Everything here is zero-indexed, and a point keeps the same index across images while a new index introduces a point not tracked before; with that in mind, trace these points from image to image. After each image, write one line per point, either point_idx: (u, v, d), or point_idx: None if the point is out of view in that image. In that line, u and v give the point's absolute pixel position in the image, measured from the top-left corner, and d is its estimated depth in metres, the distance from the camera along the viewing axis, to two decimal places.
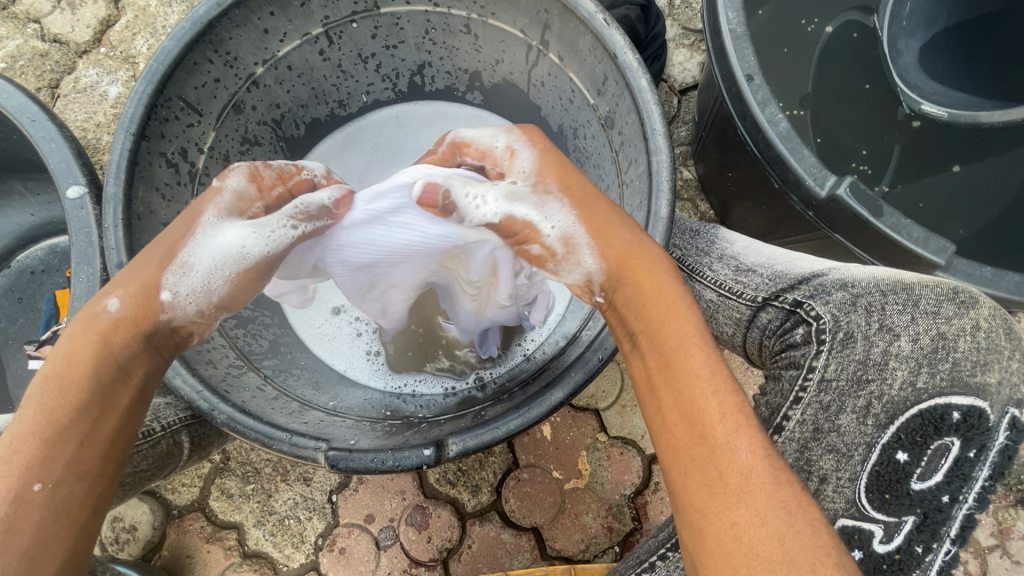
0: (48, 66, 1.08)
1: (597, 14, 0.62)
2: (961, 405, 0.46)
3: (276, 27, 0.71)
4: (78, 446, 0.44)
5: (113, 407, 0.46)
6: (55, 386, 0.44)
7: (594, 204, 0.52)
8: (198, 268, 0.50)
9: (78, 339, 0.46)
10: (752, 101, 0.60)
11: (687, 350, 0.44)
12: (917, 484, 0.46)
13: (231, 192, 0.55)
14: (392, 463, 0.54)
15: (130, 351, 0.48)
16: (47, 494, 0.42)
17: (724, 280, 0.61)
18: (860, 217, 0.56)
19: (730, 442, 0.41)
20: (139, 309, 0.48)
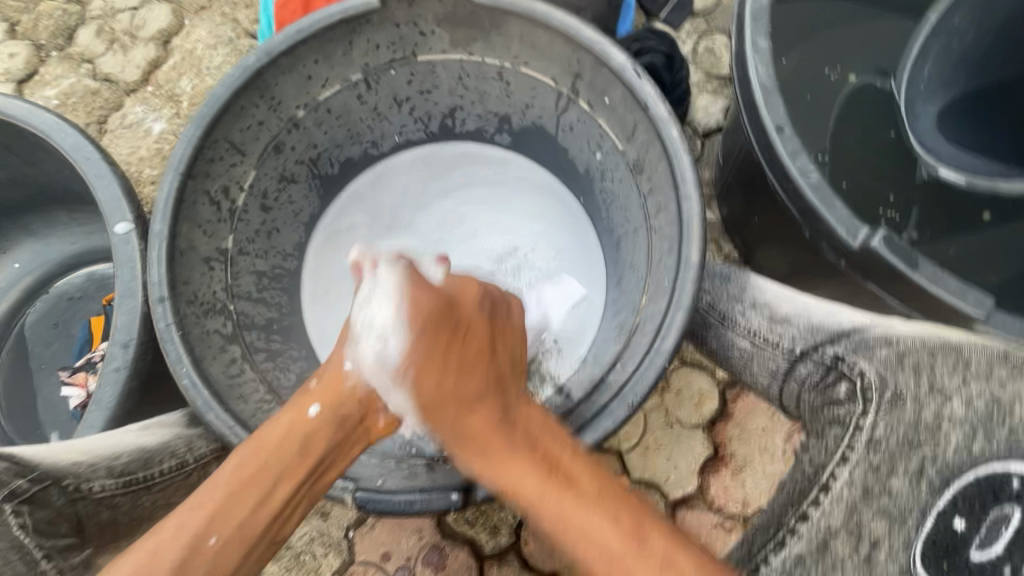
0: (97, 103, 1.14)
1: (628, 67, 0.64)
2: (1021, 471, 0.43)
3: (319, 73, 0.74)
4: (254, 508, 0.51)
5: (291, 478, 0.53)
6: (253, 452, 0.53)
7: (440, 370, 0.57)
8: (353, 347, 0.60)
9: (283, 415, 0.56)
10: (783, 151, 0.61)
11: (510, 469, 0.51)
12: (976, 553, 0.43)
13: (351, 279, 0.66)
14: (419, 505, 0.55)
15: (317, 431, 0.56)
16: (218, 548, 0.49)
17: (758, 329, 0.60)
18: (895, 269, 0.56)
19: (585, 521, 0.47)
20: (330, 389, 0.58)
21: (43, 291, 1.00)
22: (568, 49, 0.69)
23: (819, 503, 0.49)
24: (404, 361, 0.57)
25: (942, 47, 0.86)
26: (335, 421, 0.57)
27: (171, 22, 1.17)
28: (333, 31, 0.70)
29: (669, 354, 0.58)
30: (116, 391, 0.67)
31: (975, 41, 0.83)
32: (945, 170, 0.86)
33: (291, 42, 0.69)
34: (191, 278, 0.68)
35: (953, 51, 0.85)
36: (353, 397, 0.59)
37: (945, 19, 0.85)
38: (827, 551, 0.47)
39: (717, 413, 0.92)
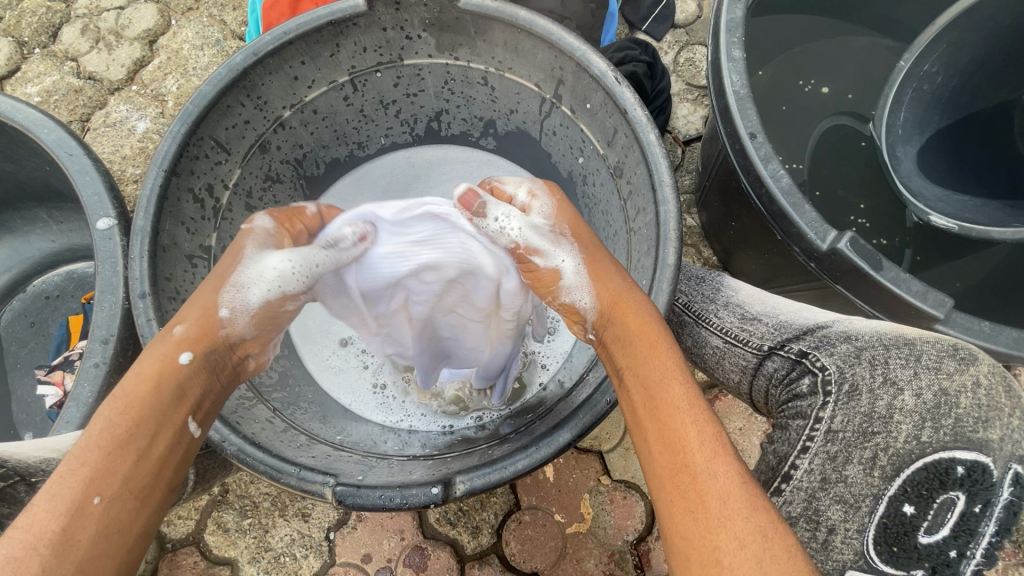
0: (80, 101, 1.13)
1: (608, 73, 0.66)
2: (965, 460, 0.44)
3: (306, 74, 0.75)
4: (135, 462, 0.46)
5: (169, 424, 0.49)
6: (121, 408, 0.47)
7: (599, 257, 0.60)
8: (249, 287, 0.57)
9: (147, 363, 0.51)
10: (756, 157, 0.63)
11: (644, 356, 0.51)
12: (924, 537, 0.45)
13: (261, 231, 0.61)
14: (399, 500, 0.55)
15: (192, 373, 0.52)
16: (106, 506, 0.43)
17: (731, 327, 0.64)
18: (859, 269, 0.59)
19: (708, 469, 0.43)
20: (201, 330, 0.54)
21: (20, 290, 0.99)
22: (551, 56, 0.71)
23: (782, 491, 0.50)
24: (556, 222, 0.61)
25: (914, 90, 0.87)
26: (211, 365, 0.54)
27: (157, 23, 1.17)
28: (321, 33, 0.71)
29: None
30: (95, 388, 0.66)
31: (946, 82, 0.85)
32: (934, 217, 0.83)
33: (278, 43, 0.69)
34: (173, 274, 0.68)
35: (927, 92, 0.86)
36: (231, 341, 0.56)
37: (916, 64, 0.85)
38: None
39: None
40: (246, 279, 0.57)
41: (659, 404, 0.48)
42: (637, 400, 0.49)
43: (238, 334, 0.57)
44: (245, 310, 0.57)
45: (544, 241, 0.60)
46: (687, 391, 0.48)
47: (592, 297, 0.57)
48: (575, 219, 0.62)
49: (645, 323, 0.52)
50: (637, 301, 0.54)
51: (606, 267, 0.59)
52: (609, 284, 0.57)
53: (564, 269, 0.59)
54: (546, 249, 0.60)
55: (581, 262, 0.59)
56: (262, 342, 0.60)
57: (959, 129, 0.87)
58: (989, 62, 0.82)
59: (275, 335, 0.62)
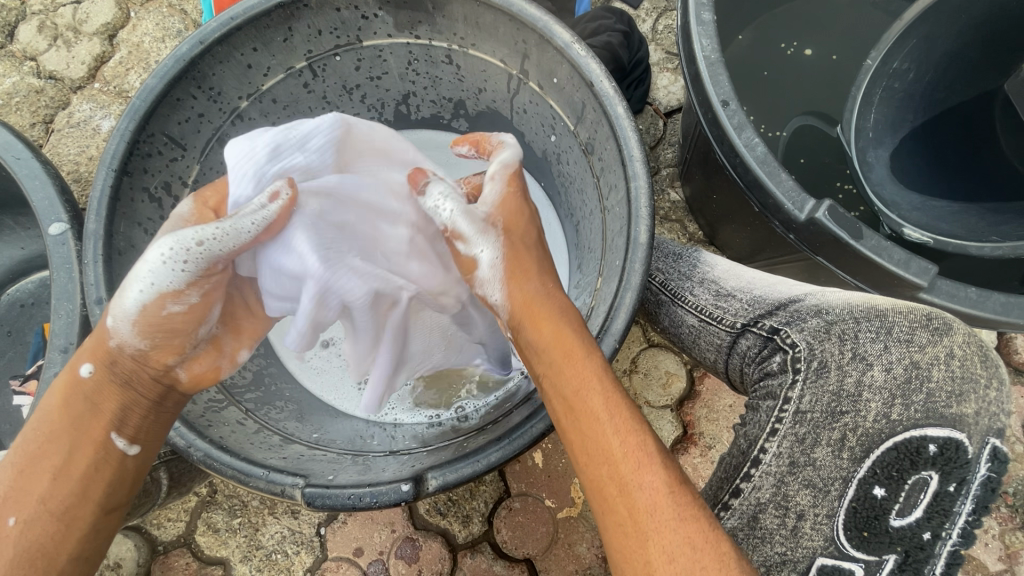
0: (42, 102, 1.10)
1: (573, 44, 0.63)
2: (937, 438, 0.45)
3: (259, 62, 0.72)
4: (50, 483, 0.50)
5: (82, 443, 0.51)
6: (38, 425, 0.52)
7: (526, 252, 0.58)
8: (127, 287, 0.51)
9: (61, 377, 0.54)
10: (728, 126, 0.60)
11: (570, 375, 0.50)
12: (896, 521, 0.45)
13: (177, 216, 0.56)
14: (369, 499, 0.54)
15: (99, 387, 0.53)
16: (20, 528, 0.49)
17: (705, 305, 0.62)
18: (838, 239, 0.56)
19: (636, 481, 0.45)
20: (97, 337, 0.53)
21: None
22: (512, 29, 0.68)
23: (751, 477, 0.47)
24: (495, 211, 0.58)
25: (884, 89, 0.82)
26: (114, 375, 0.53)
27: (116, 16, 1.13)
28: (271, 17, 0.68)
29: (619, 334, 0.57)
30: None
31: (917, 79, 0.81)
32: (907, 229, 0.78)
33: (226, 29, 0.66)
34: (132, 277, 0.65)
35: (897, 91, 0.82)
36: (127, 355, 0.53)
37: (885, 62, 0.80)
38: (756, 525, 0.46)
39: (684, 393, 0.92)
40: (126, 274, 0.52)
41: (580, 414, 0.48)
42: (562, 411, 0.50)
43: (129, 346, 0.53)
44: (125, 319, 0.52)
45: (471, 230, 0.57)
46: (610, 398, 0.48)
47: (504, 297, 0.56)
48: (517, 210, 0.59)
49: (560, 332, 0.52)
50: (552, 305, 0.54)
51: (530, 265, 0.57)
52: (528, 290, 0.55)
53: (482, 260, 0.57)
54: (469, 236, 0.57)
55: (501, 257, 0.57)
56: (172, 349, 0.54)
57: (930, 126, 0.85)
58: (965, 55, 0.80)
59: (191, 338, 0.55)
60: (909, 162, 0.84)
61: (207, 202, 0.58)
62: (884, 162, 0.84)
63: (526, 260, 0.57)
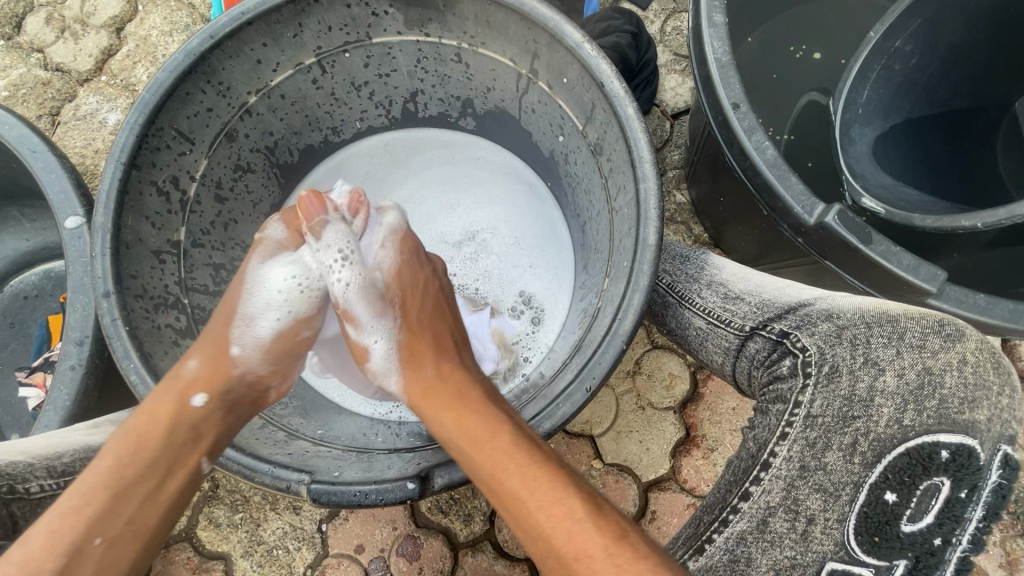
0: (49, 94, 1.09)
1: (584, 44, 0.63)
2: (950, 444, 0.45)
3: (269, 57, 0.72)
4: (143, 499, 0.51)
5: (180, 464, 0.55)
6: (132, 444, 0.53)
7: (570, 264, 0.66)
8: (256, 319, 0.65)
9: (161, 402, 0.56)
10: (739, 128, 0.60)
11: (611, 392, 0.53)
12: (907, 526, 0.45)
13: (273, 242, 0.67)
14: (375, 497, 0.54)
15: (207, 412, 0.58)
16: (107, 546, 0.48)
17: (713, 308, 0.62)
18: (848, 243, 0.56)
19: (556, 535, 0.46)
20: (214, 367, 0.61)
21: None
22: (523, 29, 0.67)
23: (761, 480, 0.48)
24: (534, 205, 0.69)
25: (883, 67, 0.79)
26: (224, 401, 0.60)
27: (124, 9, 1.12)
28: (281, 13, 0.68)
29: (627, 336, 0.57)
30: (67, 391, 0.67)
31: (919, 66, 0.79)
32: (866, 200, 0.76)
33: (237, 24, 0.66)
34: (139, 271, 0.65)
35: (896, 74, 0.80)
36: (247, 380, 0.63)
37: (888, 37, 0.76)
38: (766, 528, 0.46)
39: (688, 395, 0.92)
40: (254, 310, 0.65)
41: None
42: None
43: (251, 372, 0.64)
44: (256, 341, 0.64)
45: (365, 311, 0.66)
46: None
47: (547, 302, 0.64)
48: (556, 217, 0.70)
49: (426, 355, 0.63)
50: (594, 323, 0.59)
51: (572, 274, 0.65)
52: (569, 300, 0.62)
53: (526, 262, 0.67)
54: None
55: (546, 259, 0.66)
56: (282, 373, 0.67)
57: (927, 123, 0.85)
58: (977, 56, 0.79)
59: (295, 366, 0.69)
60: (906, 160, 0.85)
61: (297, 224, 0.68)
62: (866, 140, 0.84)
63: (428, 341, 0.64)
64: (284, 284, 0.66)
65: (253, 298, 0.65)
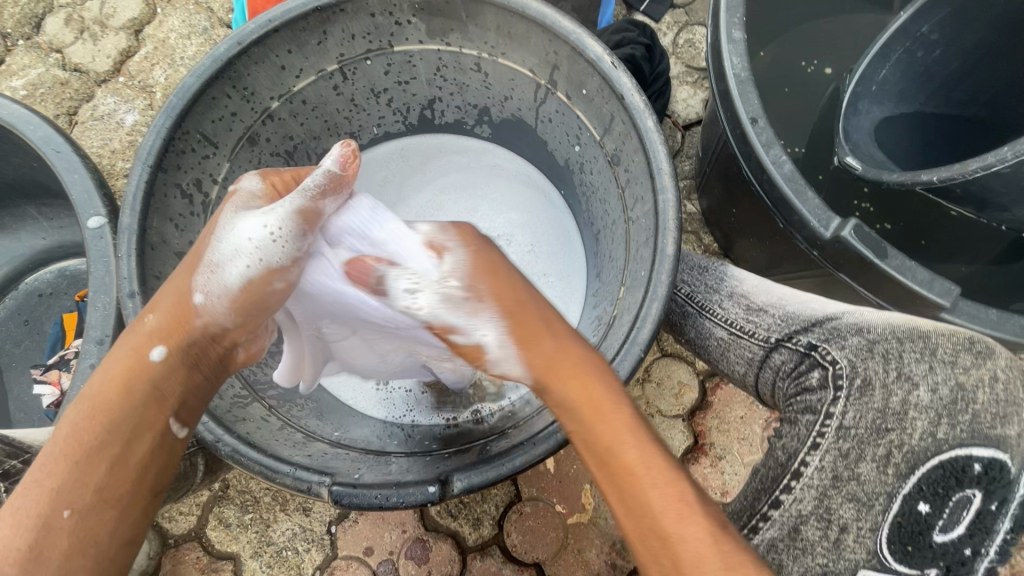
0: (67, 94, 1.11)
1: (605, 57, 0.64)
2: (982, 457, 0.45)
3: (293, 63, 0.73)
4: (109, 466, 0.48)
5: (144, 430, 0.50)
6: (88, 412, 0.49)
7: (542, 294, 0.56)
8: (225, 269, 0.54)
9: (120, 360, 0.51)
10: (757, 142, 0.61)
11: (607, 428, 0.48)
12: (939, 536, 0.45)
13: (245, 194, 0.59)
14: (396, 499, 0.55)
15: (170, 371, 0.52)
16: (75, 517, 0.46)
17: (736, 319, 0.65)
18: (863, 257, 0.57)
19: (678, 531, 0.43)
20: (173, 323, 0.53)
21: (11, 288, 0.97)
22: (544, 40, 0.69)
23: (791, 489, 0.50)
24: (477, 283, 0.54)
25: (905, 50, 0.79)
26: (186, 358, 0.53)
27: (143, 11, 1.14)
28: (306, 21, 0.69)
29: (645, 344, 0.58)
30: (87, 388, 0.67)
31: (941, 59, 0.78)
32: (849, 157, 0.77)
33: (263, 31, 0.67)
34: (162, 272, 0.66)
35: (918, 63, 0.80)
36: (211, 335, 0.55)
37: (915, 21, 0.76)
38: (798, 536, 0.48)
39: (696, 403, 0.93)
40: (221, 257, 0.54)
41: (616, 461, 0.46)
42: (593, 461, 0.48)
43: (214, 325, 0.54)
44: (223, 291, 0.54)
45: (459, 285, 0.56)
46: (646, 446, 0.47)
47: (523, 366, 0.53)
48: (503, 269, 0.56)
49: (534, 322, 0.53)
50: (576, 358, 0.51)
51: (542, 324, 0.53)
52: (541, 349, 0.52)
53: (487, 343, 0.53)
54: (459, 323, 0.53)
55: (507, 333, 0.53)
56: (251, 330, 0.58)
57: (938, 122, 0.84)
58: None
59: (270, 323, 0.61)
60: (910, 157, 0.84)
61: (278, 185, 0.61)
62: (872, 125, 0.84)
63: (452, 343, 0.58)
64: (257, 233, 0.54)
65: (217, 247, 0.55)
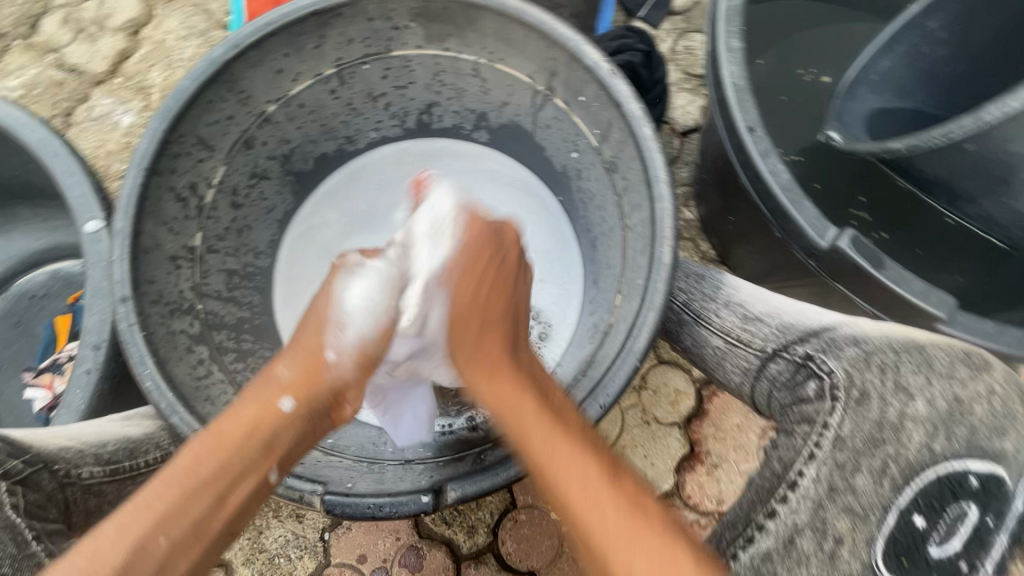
0: (63, 95, 1.10)
1: (603, 64, 0.64)
2: (979, 471, 0.47)
3: (290, 67, 0.72)
4: (213, 503, 0.49)
5: (248, 476, 0.52)
6: (209, 447, 0.51)
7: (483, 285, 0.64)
8: (353, 324, 0.61)
9: (249, 405, 0.54)
10: (755, 151, 0.61)
11: (560, 443, 0.50)
12: (936, 550, 0.45)
13: (354, 263, 0.66)
14: (389, 509, 0.55)
15: (290, 419, 0.55)
16: (169, 549, 0.46)
17: (732, 328, 0.64)
18: (860, 267, 0.57)
19: (671, 543, 0.43)
20: (302, 377, 0.57)
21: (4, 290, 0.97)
22: (543, 47, 0.69)
23: (788, 499, 0.48)
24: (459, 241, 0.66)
25: (911, 45, 0.76)
26: (309, 413, 0.57)
27: (141, 12, 1.13)
28: (304, 25, 0.68)
29: (641, 353, 0.58)
30: (78, 393, 0.67)
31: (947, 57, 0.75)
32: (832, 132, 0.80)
33: (261, 35, 0.66)
34: (155, 276, 0.66)
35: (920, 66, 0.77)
36: (329, 388, 0.59)
37: (924, 16, 0.73)
38: (793, 548, 0.45)
39: (693, 411, 0.92)
40: (344, 318, 0.61)
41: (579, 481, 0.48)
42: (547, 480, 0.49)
43: (340, 386, 0.60)
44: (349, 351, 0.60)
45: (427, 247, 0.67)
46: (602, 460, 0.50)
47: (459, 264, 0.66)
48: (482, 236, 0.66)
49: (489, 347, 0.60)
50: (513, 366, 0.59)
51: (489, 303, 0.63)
52: (471, 333, 0.62)
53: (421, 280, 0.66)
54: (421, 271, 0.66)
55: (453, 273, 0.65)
56: (357, 393, 0.62)
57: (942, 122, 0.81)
58: None
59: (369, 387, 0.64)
60: None
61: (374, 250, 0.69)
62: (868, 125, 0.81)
63: (478, 320, 0.62)
64: (371, 295, 0.63)
65: (344, 307, 0.62)
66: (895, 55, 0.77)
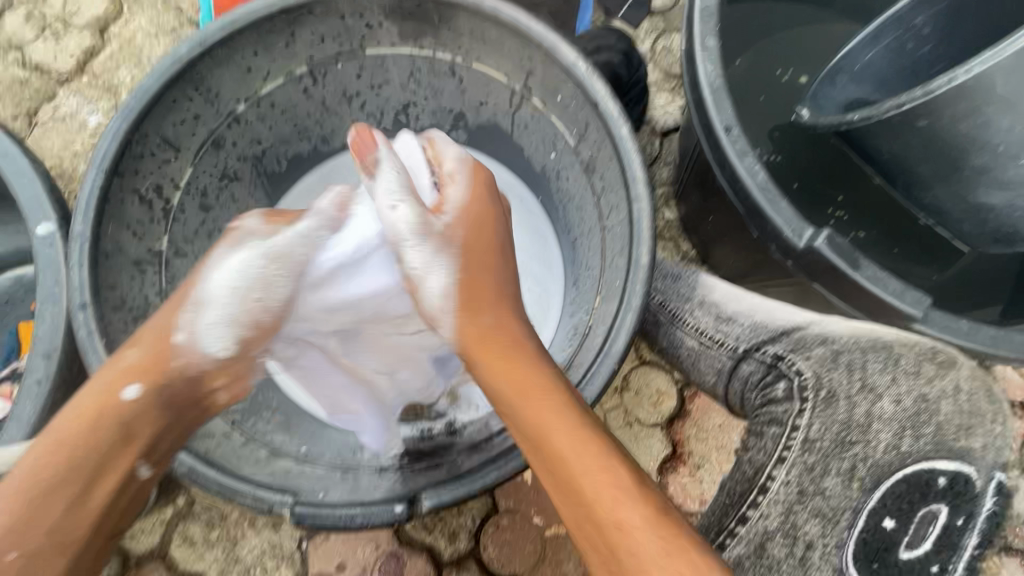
0: (27, 94, 1.06)
1: (580, 63, 0.63)
2: (947, 471, 0.56)
3: (260, 66, 0.71)
4: (66, 510, 0.50)
5: (108, 473, 0.52)
6: (49, 449, 0.50)
7: (477, 257, 0.61)
8: (211, 305, 0.56)
9: (91, 396, 0.52)
10: (731, 150, 0.61)
11: (545, 413, 0.51)
12: (906, 552, 0.56)
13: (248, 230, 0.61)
14: (361, 520, 0.55)
15: (135, 411, 0.53)
16: (23, 557, 0.49)
17: (706, 328, 0.72)
18: (835, 266, 0.58)
19: (620, 512, 0.47)
20: (152, 362, 0.54)
21: None
22: (518, 46, 0.68)
23: (759, 504, 0.60)
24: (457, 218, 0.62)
25: (896, 39, 0.75)
26: (166, 399, 0.55)
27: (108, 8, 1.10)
28: (273, 22, 0.67)
29: (619, 355, 0.57)
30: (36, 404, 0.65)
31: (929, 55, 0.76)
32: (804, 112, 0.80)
33: (228, 32, 0.65)
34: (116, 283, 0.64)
35: (903, 65, 0.77)
36: (187, 376, 0.56)
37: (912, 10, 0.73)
38: (764, 554, 0.58)
39: (675, 412, 0.92)
40: (206, 295, 0.57)
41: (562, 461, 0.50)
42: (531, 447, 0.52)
43: (193, 368, 0.56)
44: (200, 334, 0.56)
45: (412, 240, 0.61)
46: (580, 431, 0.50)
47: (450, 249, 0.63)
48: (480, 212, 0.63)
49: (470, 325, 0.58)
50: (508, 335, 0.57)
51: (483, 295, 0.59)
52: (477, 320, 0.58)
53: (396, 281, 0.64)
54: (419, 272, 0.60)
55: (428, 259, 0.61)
56: (229, 372, 0.59)
57: None
58: None
59: (250, 370, 0.61)
60: None
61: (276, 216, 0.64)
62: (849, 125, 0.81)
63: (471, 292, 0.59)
64: (241, 270, 0.58)
65: (206, 282, 0.57)
66: (880, 47, 0.76)
